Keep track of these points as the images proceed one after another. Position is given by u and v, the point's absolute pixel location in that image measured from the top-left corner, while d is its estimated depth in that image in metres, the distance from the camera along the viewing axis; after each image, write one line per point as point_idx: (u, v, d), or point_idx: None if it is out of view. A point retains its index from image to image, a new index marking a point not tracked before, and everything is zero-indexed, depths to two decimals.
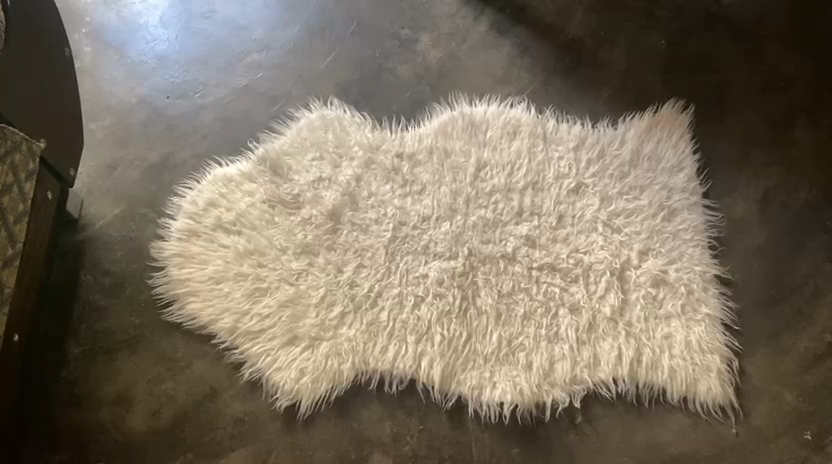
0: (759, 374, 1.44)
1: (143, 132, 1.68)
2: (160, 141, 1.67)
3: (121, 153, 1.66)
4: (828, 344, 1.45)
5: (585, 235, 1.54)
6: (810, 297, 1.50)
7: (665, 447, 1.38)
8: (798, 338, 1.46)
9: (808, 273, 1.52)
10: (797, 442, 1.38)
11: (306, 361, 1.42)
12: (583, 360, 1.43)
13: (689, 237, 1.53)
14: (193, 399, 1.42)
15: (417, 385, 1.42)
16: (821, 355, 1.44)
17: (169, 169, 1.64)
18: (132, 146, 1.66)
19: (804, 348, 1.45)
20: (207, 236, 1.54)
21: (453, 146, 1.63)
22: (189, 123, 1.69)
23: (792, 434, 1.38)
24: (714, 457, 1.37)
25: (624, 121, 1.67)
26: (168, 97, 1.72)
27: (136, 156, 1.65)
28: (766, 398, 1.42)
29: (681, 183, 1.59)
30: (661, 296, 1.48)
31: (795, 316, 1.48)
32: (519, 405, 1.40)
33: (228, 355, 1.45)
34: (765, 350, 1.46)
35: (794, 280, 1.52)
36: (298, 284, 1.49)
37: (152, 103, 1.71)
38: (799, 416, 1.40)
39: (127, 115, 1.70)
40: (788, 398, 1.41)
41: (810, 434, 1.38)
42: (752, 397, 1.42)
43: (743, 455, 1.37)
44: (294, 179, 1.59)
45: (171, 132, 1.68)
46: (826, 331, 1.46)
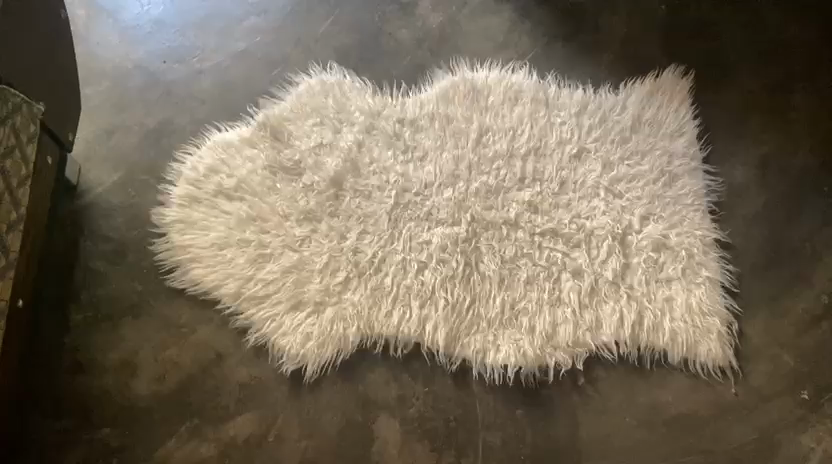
0: (758, 337, 1.46)
1: (140, 97, 1.65)
2: (157, 107, 1.65)
3: (118, 118, 1.63)
4: (825, 306, 1.48)
5: (587, 200, 1.55)
6: (807, 260, 1.52)
7: (666, 408, 1.40)
8: (796, 301, 1.49)
9: (806, 237, 1.54)
10: (794, 402, 1.40)
11: (311, 326, 1.43)
12: (585, 323, 1.44)
13: (689, 202, 1.55)
14: (197, 365, 1.42)
15: (422, 349, 1.43)
16: (818, 317, 1.47)
17: (167, 135, 1.62)
18: (129, 111, 1.64)
19: (801, 310, 1.48)
20: (208, 203, 1.53)
21: (455, 112, 1.62)
22: (187, 89, 1.66)
23: (790, 394, 1.41)
24: (714, 417, 1.40)
25: (625, 87, 1.66)
26: (164, 62, 1.69)
27: (133, 121, 1.63)
28: (765, 359, 1.44)
29: (681, 149, 1.59)
30: (662, 260, 1.49)
31: (793, 279, 1.50)
32: (522, 368, 1.42)
33: (232, 321, 1.45)
34: (764, 313, 1.48)
35: (792, 244, 1.53)
36: (301, 251, 1.49)
37: (148, 68, 1.69)
38: (797, 377, 1.42)
39: (123, 80, 1.67)
40: (786, 359, 1.44)
41: (807, 393, 1.41)
42: (751, 358, 1.44)
43: (742, 415, 1.40)
44: (295, 145, 1.58)
45: (168, 98, 1.66)
46: (824, 294, 1.49)
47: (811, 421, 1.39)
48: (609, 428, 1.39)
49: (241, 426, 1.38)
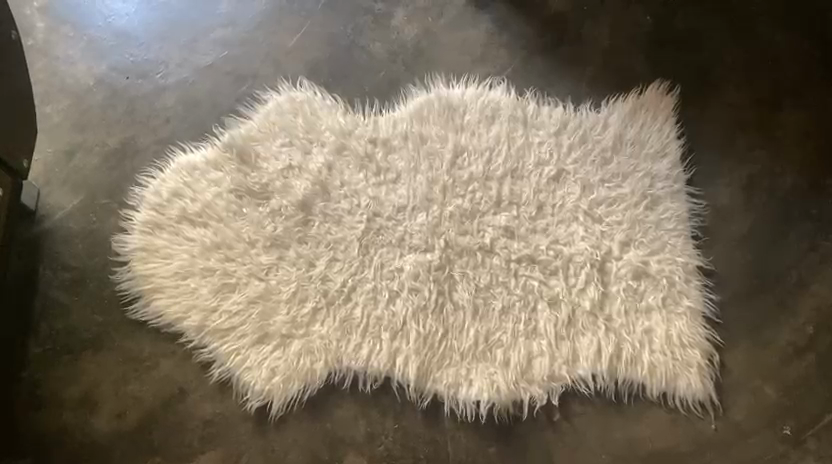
0: (739, 369, 1.41)
1: (102, 116, 1.59)
2: (120, 126, 1.58)
3: (79, 138, 1.57)
4: (810, 337, 1.43)
5: (566, 225, 1.49)
6: (793, 288, 1.47)
7: (643, 445, 1.36)
8: (780, 331, 1.44)
9: (792, 264, 1.48)
10: (775, 437, 1.36)
11: (277, 360, 1.38)
12: (562, 356, 1.40)
13: (671, 227, 1.49)
14: (160, 401, 1.38)
15: (392, 383, 1.38)
16: (802, 348, 1.42)
17: (129, 156, 1.55)
18: (90, 130, 1.58)
19: (785, 341, 1.43)
20: (171, 229, 1.47)
21: (429, 132, 1.56)
22: (150, 107, 1.60)
23: (771, 429, 1.37)
24: (692, 453, 1.35)
25: (607, 103, 1.60)
26: (127, 77, 1.62)
27: (95, 141, 1.57)
28: (746, 393, 1.40)
29: (664, 170, 1.53)
30: (642, 288, 1.44)
31: (777, 309, 1.45)
32: (496, 403, 1.37)
33: (196, 355, 1.40)
34: (746, 343, 1.43)
35: (777, 270, 1.48)
36: (267, 280, 1.43)
37: (110, 84, 1.62)
38: (779, 411, 1.38)
39: (85, 98, 1.60)
40: (768, 392, 1.39)
41: (789, 428, 1.37)
42: (732, 392, 1.40)
43: (721, 451, 1.36)
44: (262, 168, 1.52)
45: (131, 116, 1.59)
46: (809, 324, 1.44)
47: (793, 457, 1.35)
48: None
49: None
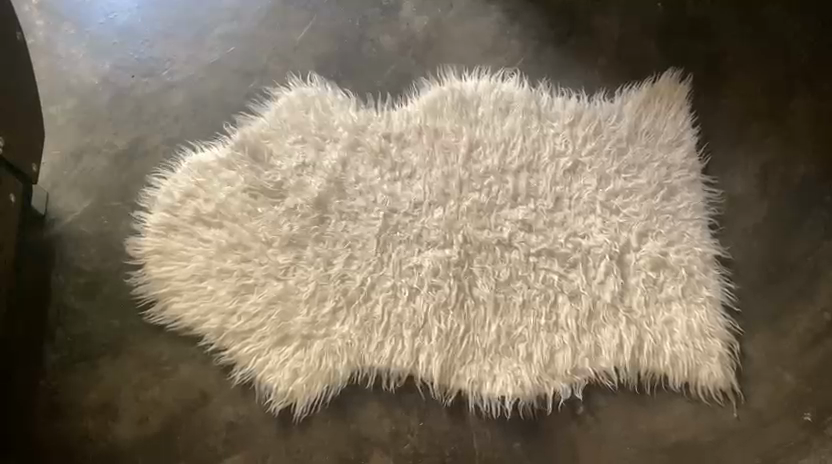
0: (758, 357, 1.42)
1: (108, 116, 1.56)
2: (127, 126, 1.55)
3: (86, 140, 1.54)
4: (828, 323, 1.44)
5: (583, 217, 1.48)
6: (810, 275, 1.47)
7: (668, 435, 1.37)
8: (799, 318, 1.44)
9: (808, 251, 1.49)
10: (797, 424, 1.37)
11: (299, 361, 1.37)
12: (584, 349, 1.40)
13: (688, 217, 1.49)
14: (182, 405, 1.36)
15: (415, 381, 1.38)
16: (820, 335, 1.43)
17: (139, 157, 1.53)
18: (97, 131, 1.55)
19: (804, 328, 1.44)
20: (185, 230, 1.45)
21: (443, 126, 1.54)
22: (158, 106, 1.57)
23: (792, 416, 1.38)
24: (715, 443, 1.36)
25: (621, 93, 1.59)
26: (133, 76, 1.59)
27: (103, 143, 1.54)
28: (767, 381, 1.41)
29: (679, 160, 1.53)
30: (661, 279, 1.45)
31: (795, 296, 1.46)
32: (520, 399, 1.37)
33: (216, 358, 1.39)
34: (765, 332, 1.44)
35: (793, 258, 1.49)
36: (286, 280, 1.42)
37: (116, 83, 1.58)
38: (799, 398, 1.39)
39: (89, 97, 1.57)
40: (788, 379, 1.40)
41: (810, 415, 1.38)
42: (753, 380, 1.41)
43: (744, 440, 1.37)
44: (275, 166, 1.50)
45: (139, 116, 1.56)
46: (826, 310, 1.45)
47: (815, 443, 1.36)
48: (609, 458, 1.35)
49: None
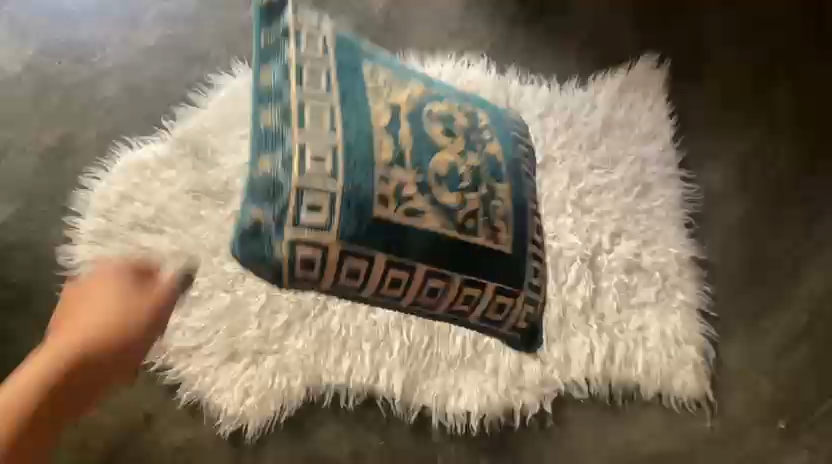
0: (736, 361, 1.36)
1: (35, 109, 1.43)
2: (56, 120, 1.42)
3: (10, 135, 1.41)
4: (809, 322, 1.37)
5: (554, 217, 1.39)
6: (792, 272, 1.40)
7: (639, 446, 1.31)
8: (778, 318, 1.38)
9: (790, 245, 1.41)
10: (772, 432, 1.31)
11: (250, 380, 1.28)
12: (553, 360, 1.32)
13: (663, 215, 1.41)
14: (126, 428, 1.28)
15: (377, 399, 1.29)
16: (799, 335, 1.36)
17: (70, 154, 1.40)
18: (22, 126, 1.42)
19: (783, 328, 1.37)
20: (123, 238, 1.32)
21: None
22: (89, 95, 1.44)
23: (766, 423, 1.32)
24: (688, 453, 1.31)
25: (594, 81, 1.49)
26: (59, 62, 1.46)
27: (30, 137, 1.41)
28: (744, 386, 1.35)
29: (654, 154, 1.44)
30: (634, 283, 1.37)
31: (775, 294, 1.39)
32: (486, 413, 1.30)
33: (161, 377, 1.29)
34: (744, 334, 1.38)
35: (774, 254, 1.41)
36: (234, 291, 1.31)
37: (39, 69, 1.45)
38: (775, 403, 1.33)
39: (14, 88, 1.44)
40: (765, 384, 1.34)
41: (784, 422, 1.32)
42: (730, 386, 1.35)
43: (714, 449, 1.31)
44: (221, 164, 1.37)
45: (68, 107, 1.43)
46: (806, 308, 1.38)
47: (789, 449, 1.30)
48: None
49: None
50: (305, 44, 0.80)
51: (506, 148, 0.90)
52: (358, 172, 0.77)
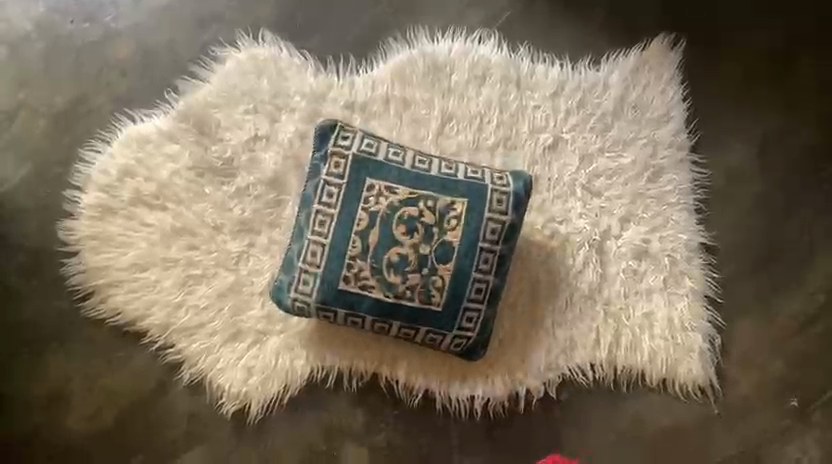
0: (746, 341, 1.36)
1: (43, 72, 1.38)
2: (68, 80, 1.38)
3: (20, 96, 1.37)
4: (820, 305, 1.37)
5: (563, 200, 1.37)
6: (806, 255, 1.39)
7: (650, 422, 1.32)
8: (788, 301, 1.38)
9: (806, 228, 1.41)
10: (781, 410, 1.33)
11: (253, 360, 1.26)
12: (558, 345, 1.31)
13: (674, 201, 1.39)
14: (139, 396, 1.27)
15: (380, 381, 1.28)
16: (812, 317, 1.37)
17: (82, 116, 1.37)
18: (33, 87, 1.38)
19: (796, 309, 1.37)
20: (125, 213, 1.31)
21: (412, 95, 1.39)
22: (101, 57, 1.40)
23: (777, 402, 1.33)
24: (697, 430, 1.32)
25: (608, 61, 1.45)
26: (71, 21, 1.41)
27: (40, 99, 1.37)
28: (755, 365, 1.35)
29: (667, 137, 1.42)
30: (642, 269, 1.36)
31: (788, 277, 1.39)
32: (490, 399, 1.29)
33: (163, 356, 1.28)
34: (756, 316, 1.37)
35: (789, 236, 1.40)
36: (237, 270, 1.29)
37: (51, 27, 1.41)
38: (787, 383, 1.34)
39: (22, 47, 1.39)
40: (776, 363, 1.35)
41: (796, 401, 1.33)
42: (737, 368, 1.35)
43: (725, 426, 1.32)
44: (224, 139, 1.35)
45: (80, 69, 1.39)
46: (820, 291, 1.38)
47: (797, 430, 1.32)
48: (590, 447, 1.29)
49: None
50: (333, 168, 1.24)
51: (466, 239, 1.22)
52: (333, 264, 1.21)
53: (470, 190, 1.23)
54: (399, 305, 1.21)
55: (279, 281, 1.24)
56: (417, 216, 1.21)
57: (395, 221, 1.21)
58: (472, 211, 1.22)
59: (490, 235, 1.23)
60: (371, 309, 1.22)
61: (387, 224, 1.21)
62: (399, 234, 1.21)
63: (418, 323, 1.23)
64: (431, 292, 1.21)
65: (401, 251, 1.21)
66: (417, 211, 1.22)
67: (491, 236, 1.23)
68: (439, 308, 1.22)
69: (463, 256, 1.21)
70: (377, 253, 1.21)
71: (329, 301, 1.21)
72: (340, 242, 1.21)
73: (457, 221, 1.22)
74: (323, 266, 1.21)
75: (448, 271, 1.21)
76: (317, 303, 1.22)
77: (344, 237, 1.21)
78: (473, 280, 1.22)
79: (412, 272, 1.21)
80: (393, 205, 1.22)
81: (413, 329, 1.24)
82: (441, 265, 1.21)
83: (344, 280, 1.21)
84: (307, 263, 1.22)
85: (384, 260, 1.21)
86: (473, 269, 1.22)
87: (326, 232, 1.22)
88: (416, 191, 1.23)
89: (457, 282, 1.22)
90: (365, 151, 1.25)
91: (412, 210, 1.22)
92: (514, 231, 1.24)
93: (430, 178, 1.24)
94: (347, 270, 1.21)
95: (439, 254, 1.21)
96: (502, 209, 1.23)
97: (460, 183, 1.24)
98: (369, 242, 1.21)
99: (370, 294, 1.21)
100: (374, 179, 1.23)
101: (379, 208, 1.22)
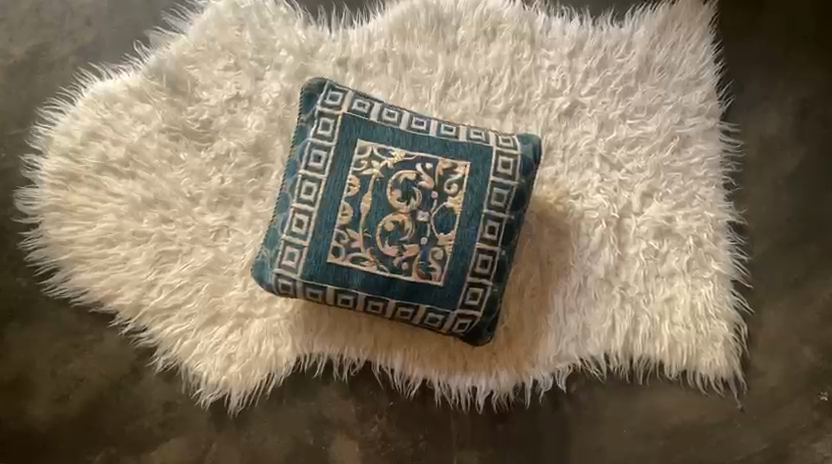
0: (775, 330, 1.24)
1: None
2: (25, 29, 1.23)
3: None
4: None
5: (579, 173, 1.24)
6: None
7: (667, 416, 1.20)
8: (824, 286, 1.25)
9: None
10: (811, 404, 1.21)
11: (234, 346, 1.15)
12: (570, 332, 1.19)
13: (701, 175, 1.25)
14: (109, 382, 1.15)
15: (374, 370, 1.16)
16: None
17: (41, 70, 1.22)
18: None
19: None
20: (91, 182, 1.18)
21: (413, 52, 1.25)
22: (63, 3, 1.25)
23: (806, 395, 1.22)
24: (719, 426, 1.21)
25: (633, 16, 1.30)
26: None
27: None
28: (784, 355, 1.23)
29: (696, 103, 1.27)
30: (664, 250, 1.23)
31: (823, 259, 1.26)
32: (494, 392, 1.17)
33: (134, 339, 1.15)
34: (787, 302, 1.25)
35: (826, 215, 1.27)
36: (216, 246, 1.17)
37: None
38: (818, 375, 1.22)
39: None
40: (807, 354, 1.23)
41: (827, 395, 1.21)
42: (765, 357, 1.23)
43: (750, 423, 1.21)
44: (202, 99, 1.20)
45: (39, 16, 1.24)
46: None
47: (829, 427, 1.21)
48: (602, 443, 1.19)
49: (168, 456, 1.13)
50: (321, 129, 1.11)
51: (469, 205, 1.09)
52: (322, 235, 1.08)
53: (473, 152, 1.11)
54: (394, 280, 1.08)
55: (262, 257, 1.11)
56: (414, 180, 1.08)
57: (390, 186, 1.08)
58: (476, 175, 1.09)
59: (496, 201, 1.09)
60: (364, 285, 1.08)
61: (381, 188, 1.08)
62: (394, 200, 1.08)
63: (415, 300, 1.09)
64: (431, 265, 1.08)
65: (397, 219, 1.07)
66: (414, 174, 1.08)
67: (497, 202, 1.09)
68: (440, 283, 1.08)
69: (467, 223, 1.08)
70: (370, 221, 1.07)
71: (317, 276, 1.08)
72: (329, 210, 1.08)
73: (460, 185, 1.09)
74: (310, 237, 1.08)
75: (450, 242, 1.08)
76: (303, 279, 1.08)
77: (333, 204, 1.08)
78: (479, 250, 1.09)
79: (410, 242, 1.07)
80: (387, 167, 1.08)
81: (411, 308, 1.10)
82: (443, 234, 1.08)
83: (333, 253, 1.07)
84: (293, 234, 1.08)
85: (378, 229, 1.07)
86: (477, 237, 1.09)
87: (313, 200, 1.09)
88: (413, 151, 1.10)
89: (461, 255, 1.08)
90: (356, 111, 1.12)
91: (409, 173, 1.08)
92: (523, 197, 1.11)
93: (430, 139, 1.11)
94: (336, 241, 1.07)
95: (439, 221, 1.08)
96: (509, 174, 1.10)
97: (461, 145, 1.11)
98: (361, 209, 1.07)
99: (362, 267, 1.07)
100: (366, 139, 1.10)
101: (372, 171, 1.08)
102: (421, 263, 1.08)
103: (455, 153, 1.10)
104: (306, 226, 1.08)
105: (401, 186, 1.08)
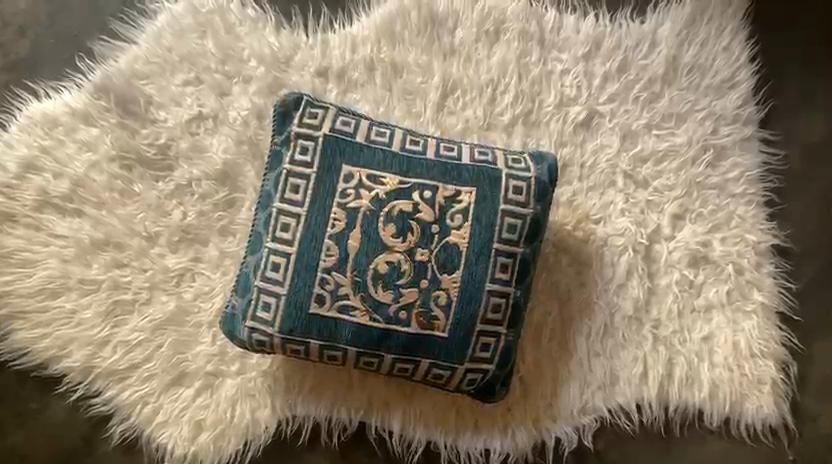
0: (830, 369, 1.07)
1: None
2: None
3: None
4: None
5: (600, 192, 1.07)
6: None
7: None
8: None
9: None
10: None
11: (203, 410, 0.97)
12: (596, 381, 1.02)
13: (739, 192, 1.09)
14: (55, 458, 0.97)
15: (369, 433, 1.00)
16: None
17: None
18: None
19: None
20: (28, 222, 1.00)
21: (404, 58, 1.07)
22: None
23: None
24: None
25: (656, 10, 1.13)
26: None
27: None
28: None
29: (730, 108, 1.11)
30: (700, 280, 1.06)
31: None
32: (510, 453, 1.01)
33: (86, 407, 0.98)
34: None
35: None
36: (179, 294, 0.99)
37: None
38: None
39: None
40: None
41: None
42: (820, 400, 1.06)
43: None
44: (158, 120, 1.03)
45: None
46: None
47: None
48: None
49: None
50: (299, 154, 0.93)
51: (477, 240, 0.92)
52: (303, 280, 0.90)
53: (480, 175, 0.93)
54: (390, 332, 0.91)
55: (233, 308, 0.94)
56: (411, 212, 0.91)
57: (382, 220, 0.91)
58: (484, 203, 0.92)
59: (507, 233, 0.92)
60: (355, 339, 0.91)
61: (371, 222, 0.91)
62: (388, 236, 0.90)
63: (416, 354, 0.92)
64: (434, 312, 0.91)
65: (392, 259, 0.90)
66: (411, 205, 0.91)
67: (510, 235, 0.93)
68: (445, 334, 0.91)
69: (475, 261, 0.91)
70: (359, 262, 0.90)
71: (298, 329, 0.91)
72: (311, 252, 0.91)
73: (465, 215, 0.92)
74: (288, 283, 0.90)
75: (455, 284, 0.91)
76: (281, 334, 0.91)
77: (314, 243, 0.91)
78: (489, 292, 0.92)
79: (408, 286, 0.90)
80: (377, 197, 0.91)
81: (411, 363, 0.93)
82: (446, 275, 0.91)
83: (317, 302, 0.90)
84: (268, 281, 0.91)
85: (369, 271, 0.90)
86: (487, 278, 0.92)
87: (291, 239, 0.91)
88: (408, 177, 0.93)
89: (469, 299, 0.91)
90: (341, 131, 0.94)
91: (405, 203, 0.91)
92: (538, 227, 0.94)
93: (428, 162, 0.94)
94: (320, 287, 0.90)
95: (442, 260, 0.91)
96: (522, 201, 0.93)
97: (464, 167, 0.94)
98: (349, 249, 0.90)
99: (352, 317, 0.90)
100: (352, 164, 0.93)
101: (360, 202, 0.91)
102: (422, 310, 0.91)
103: (459, 178, 0.93)
104: (284, 271, 0.91)
105: (396, 219, 0.91)
